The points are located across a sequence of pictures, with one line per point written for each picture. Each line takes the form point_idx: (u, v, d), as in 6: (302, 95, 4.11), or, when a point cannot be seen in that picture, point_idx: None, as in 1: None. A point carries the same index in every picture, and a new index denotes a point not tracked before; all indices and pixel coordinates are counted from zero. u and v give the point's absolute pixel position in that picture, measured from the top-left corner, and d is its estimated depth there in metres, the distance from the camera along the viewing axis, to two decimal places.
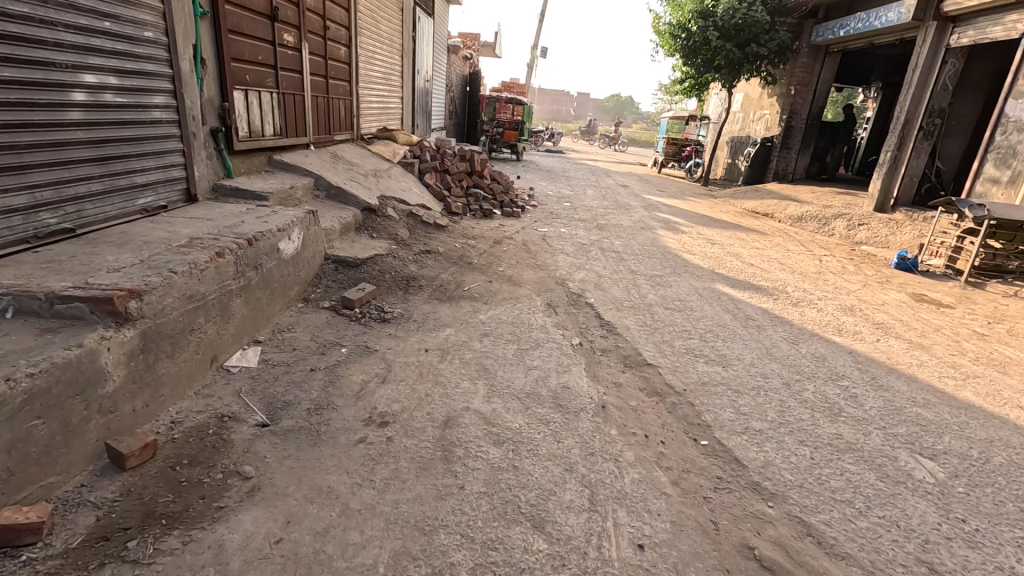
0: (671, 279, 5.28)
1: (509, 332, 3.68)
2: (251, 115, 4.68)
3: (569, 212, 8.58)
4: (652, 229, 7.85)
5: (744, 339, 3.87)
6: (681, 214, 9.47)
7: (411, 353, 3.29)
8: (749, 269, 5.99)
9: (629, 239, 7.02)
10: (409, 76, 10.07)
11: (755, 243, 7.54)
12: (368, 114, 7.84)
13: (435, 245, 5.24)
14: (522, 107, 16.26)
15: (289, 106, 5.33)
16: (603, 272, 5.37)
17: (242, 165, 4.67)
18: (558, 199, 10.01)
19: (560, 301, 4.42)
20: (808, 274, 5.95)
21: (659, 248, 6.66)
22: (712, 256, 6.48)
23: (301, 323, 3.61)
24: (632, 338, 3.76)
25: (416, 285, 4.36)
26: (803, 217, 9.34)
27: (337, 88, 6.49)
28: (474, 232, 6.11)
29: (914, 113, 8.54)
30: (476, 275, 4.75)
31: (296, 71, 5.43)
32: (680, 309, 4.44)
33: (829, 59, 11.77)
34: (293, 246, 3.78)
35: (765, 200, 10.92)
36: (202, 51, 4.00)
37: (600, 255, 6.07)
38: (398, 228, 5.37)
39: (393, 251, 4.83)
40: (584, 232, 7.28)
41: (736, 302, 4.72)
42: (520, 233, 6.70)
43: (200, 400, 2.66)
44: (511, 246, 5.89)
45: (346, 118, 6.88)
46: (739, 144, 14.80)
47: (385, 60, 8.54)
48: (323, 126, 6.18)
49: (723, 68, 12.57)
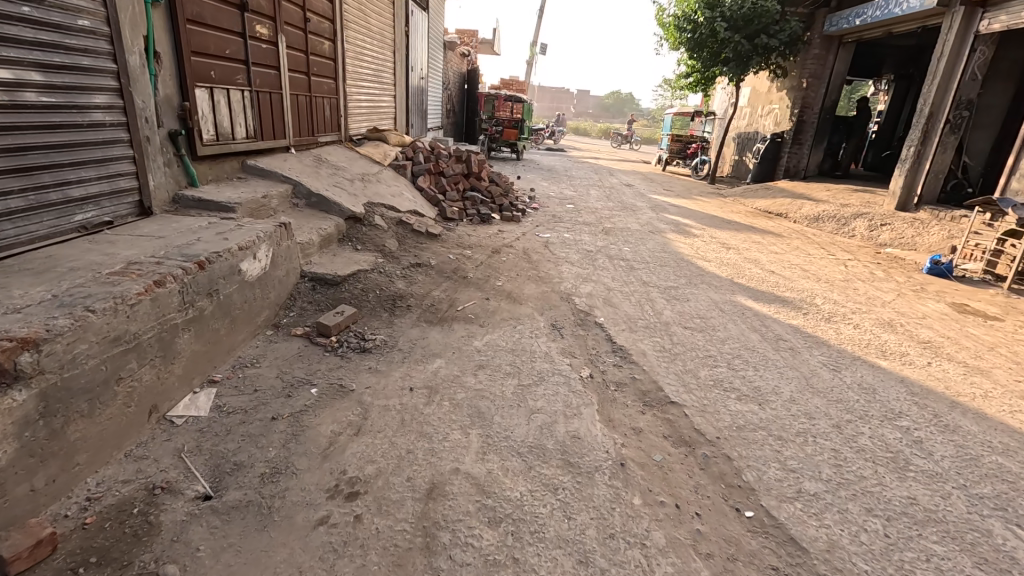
0: (687, 292, 4.78)
1: (508, 363, 3.19)
2: (217, 116, 4.19)
3: (572, 216, 8.06)
4: (661, 233, 7.33)
5: (778, 366, 3.38)
6: (691, 216, 8.96)
7: (393, 394, 2.79)
8: (770, 277, 5.48)
9: (638, 245, 6.52)
10: (402, 73, 9.59)
11: (772, 246, 7.03)
12: (357, 113, 7.36)
13: (426, 257, 4.74)
14: (522, 104, 15.73)
15: (264, 105, 4.83)
16: (612, 284, 4.87)
17: (208, 172, 4.19)
18: (561, 200, 9.50)
19: (565, 321, 3.93)
20: (837, 282, 5.43)
21: (671, 254, 6.15)
22: (729, 262, 5.97)
23: (267, 357, 3.12)
24: (650, 367, 3.27)
25: (404, 306, 3.87)
26: (820, 217, 8.82)
27: (320, 86, 6.00)
28: (470, 240, 5.61)
29: (939, 105, 8.01)
30: (472, 291, 4.26)
31: (272, 67, 4.94)
32: (699, 328, 3.94)
33: (842, 50, 11.24)
34: (259, 266, 3.30)
35: (778, 199, 10.41)
36: (155, 44, 3.51)
37: (608, 264, 5.56)
38: (386, 239, 4.88)
39: (379, 266, 4.34)
40: (589, 237, 6.78)
41: (763, 318, 4.22)
42: (521, 240, 6.19)
43: (131, 464, 2.18)
44: (511, 256, 5.39)
45: (331, 118, 6.39)
46: (747, 140, 14.26)
47: (375, 56, 8.06)
48: (305, 127, 5.69)
49: (730, 61, 12.04)
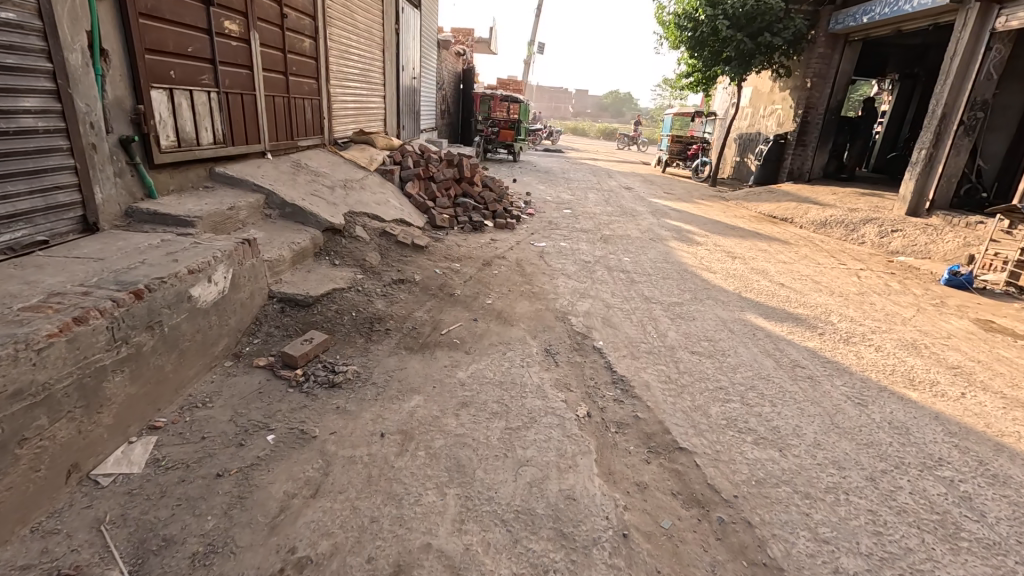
0: (694, 309, 4.43)
1: (495, 400, 2.83)
2: (178, 120, 3.82)
3: (570, 222, 7.71)
4: (663, 241, 6.99)
5: (797, 399, 3.02)
6: (693, 221, 8.62)
7: (362, 442, 2.44)
8: (780, 291, 5.13)
9: (639, 254, 6.17)
10: (392, 73, 9.23)
11: (780, 255, 6.68)
12: (342, 115, 7.00)
13: (410, 272, 4.39)
14: (518, 104, 15.39)
15: (234, 107, 4.46)
16: (612, 301, 4.51)
17: (168, 181, 3.82)
18: (557, 205, 9.15)
19: (560, 346, 3.58)
20: (850, 296, 5.08)
21: (673, 265, 5.79)
22: (735, 274, 5.62)
23: (222, 395, 2.76)
24: (655, 403, 2.91)
25: (382, 329, 3.51)
26: (827, 222, 8.48)
27: (300, 86, 5.63)
28: (460, 252, 5.26)
29: (953, 106, 7.68)
30: (459, 311, 3.90)
31: (243, 66, 4.57)
32: (707, 353, 3.59)
33: (848, 48, 10.89)
34: (215, 290, 2.93)
35: (782, 202, 10.07)
36: (101, 41, 3.14)
37: (607, 277, 5.21)
38: (367, 252, 4.52)
39: (357, 284, 3.98)
40: (587, 246, 6.42)
41: (776, 340, 3.87)
42: (515, 250, 5.84)
43: (36, 543, 1.82)
44: (502, 269, 5.03)
45: (312, 121, 6.03)
46: (749, 141, 13.92)
47: (362, 54, 7.69)
48: (282, 131, 5.33)
49: (732, 60, 11.71)
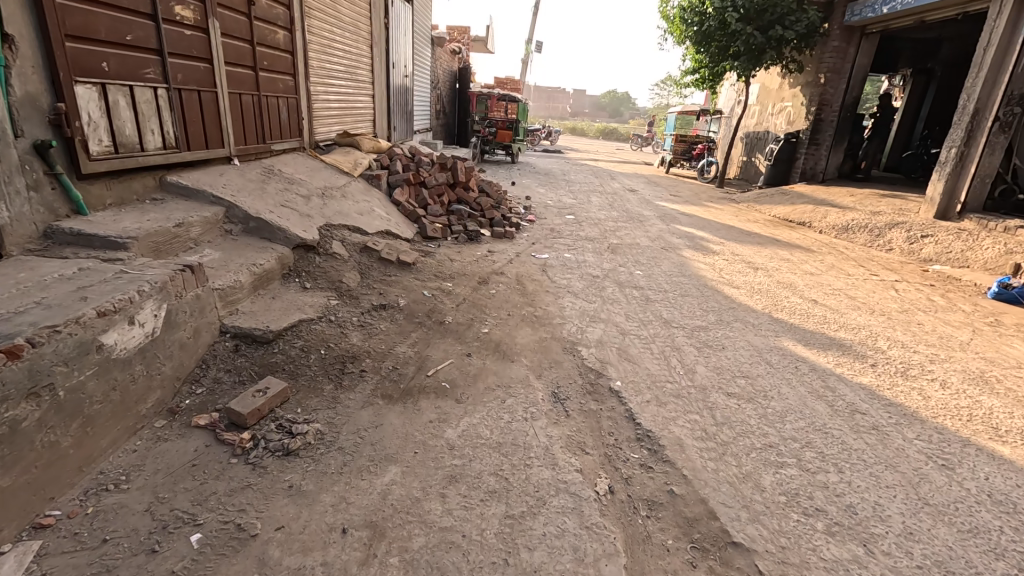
0: (721, 335, 3.84)
1: (491, 472, 2.24)
2: (113, 120, 3.21)
3: (573, 230, 7.12)
4: (676, 250, 6.39)
5: (867, 462, 2.44)
6: (705, 226, 8.04)
7: (315, 545, 1.84)
8: (814, 309, 4.55)
9: (651, 266, 5.59)
10: (381, 69, 8.64)
11: (805, 265, 6.09)
12: (324, 115, 6.40)
13: (393, 295, 3.80)
14: (516, 103, 14.80)
15: (188, 106, 3.86)
16: (627, 326, 3.92)
17: (104, 195, 3.22)
18: (559, 210, 8.57)
19: (570, 388, 2.99)
20: (894, 316, 4.49)
21: (691, 279, 5.21)
22: (760, 289, 5.04)
23: (144, 470, 2.16)
24: (693, 472, 2.32)
25: (356, 372, 2.92)
26: (849, 227, 7.91)
27: (272, 83, 5.03)
28: (453, 267, 4.67)
29: (987, 101, 7.09)
30: (449, 344, 3.31)
31: (201, 59, 3.97)
32: (746, 395, 3.00)
33: (865, 42, 10.30)
34: (140, 334, 2.33)
35: (797, 205, 9.49)
36: (2, 24, 2.54)
37: (620, 295, 4.62)
38: (344, 272, 3.93)
39: (330, 313, 3.38)
40: (593, 257, 5.83)
41: (824, 376, 3.28)
42: (514, 264, 5.25)
43: None
44: (500, 287, 4.44)
45: (288, 121, 5.43)
46: (757, 140, 13.36)
47: (347, 49, 7.08)
48: (251, 134, 4.73)
49: (741, 54, 11.13)
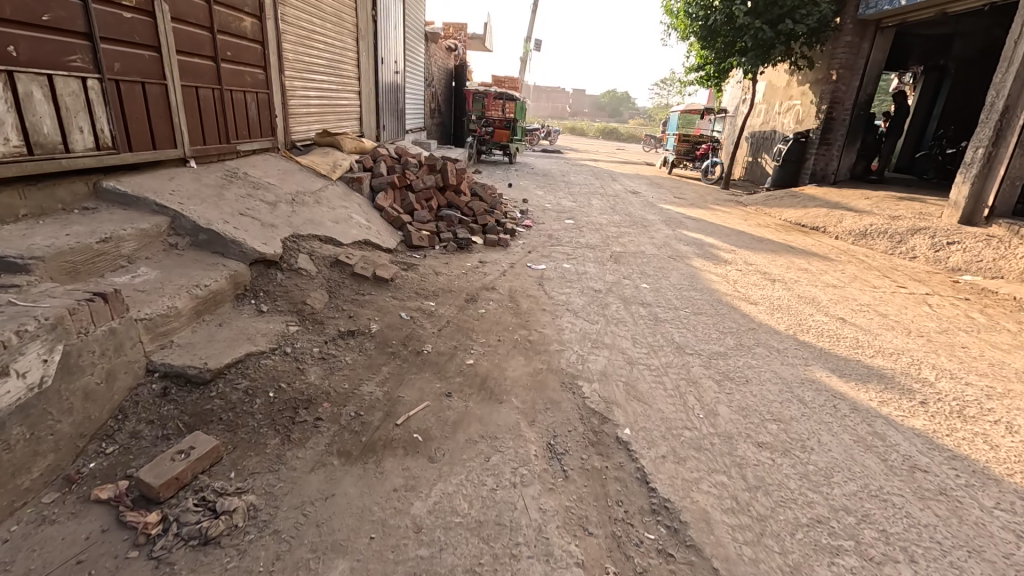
0: (743, 365, 3.34)
1: (467, 569, 1.74)
2: (24, 115, 2.70)
3: (573, 236, 6.63)
4: (684, 259, 5.90)
5: (942, 546, 1.94)
6: (713, 231, 7.54)
7: None
8: (843, 330, 4.05)
9: (658, 279, 5.09)
10: (369, 65, 8.13)
11: (825, 276, 5.60)
12: (302, 113, 5.90)
13: (365, 319, 3.29)
14: (514, 103, 14.51)
15: (129, 100, 3.35)
16: (635, 353, 3.42)
17: (16, 204, 2.72)
18: (557, 214, 8.06)
19: (569, 438, 2.48)
20: (934, 338, 3.99)
21: (703, 294, 4.71)
22: (780, 306, 4.54)
23: (11, 570, 1.65)
24: (725, 564, 1.81)
25: (310, 420, 2.41)
26: (867, 232, 7.40)
27: (237, 76, 4.53)
28: (437, 282, 4.16)
29: (1018, 98, 6.59)
30: (427, 381, 2.80)
31: (145, 46, 3.46)
32: (781, 446, 2.49)
33: (880, 36, 9.81)
34: (20, 387, 1.82)
35: (809, 208, 8.99)
36: None
37: (625, 314, 4.11)
38: (309, 292, 3.42)
39: (287, 344, 2.88)
40: (594, 268, 5.34)
41: (868, 419, 2.77)
42: (507, 277, 4.75)
43: None
44: (490, 306, 3.94)
45: (258, 119, 4.92)
46: (765, 140, 12.87)
47: (329, 42, 6.58)
48: (211, 132, 4.22)
49: (748, 50, 10.66)
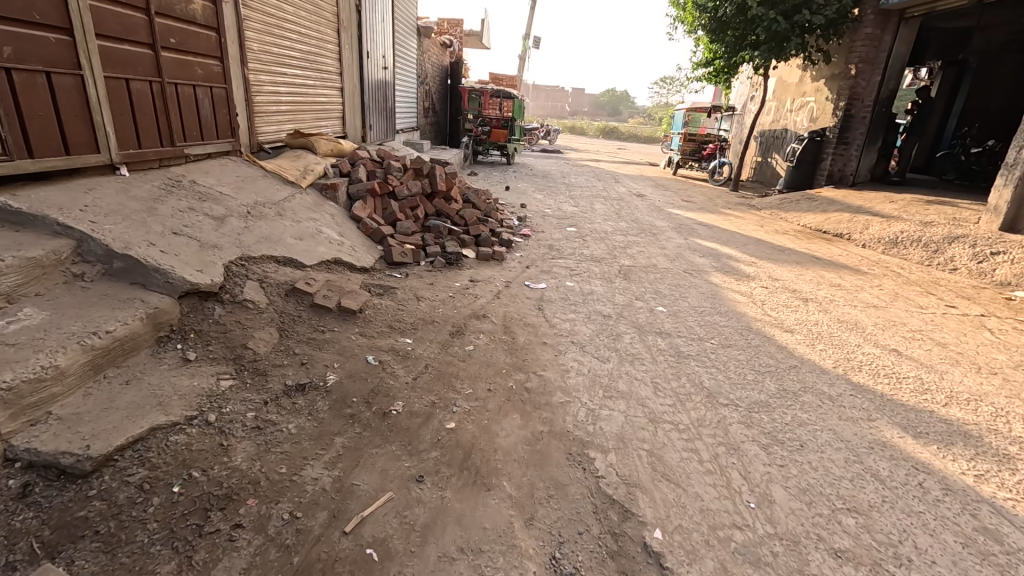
0: (791, 421, 2.69)
1: None
2: None
3: (575, 247, 5.98)
4: (701, 273, 5.24)
5: None
6: (728, 240, 6.90)
7: None
8: (901, 367, 3.39)
9: (675, 299, 4.43)
10: (352, 59, 7.47)
11: (863, 294, 4.94)
12: (271, 111, 5.25)
13: (322, 367, 2.64)
14: (510, 101, 14.09)
15: (27, 92, 2.69)
16: (657, 405, 2.76)
17: None
18: (558, 220, 7.41)
19: (581, 550, 1.82)
20: (1011, 377, 3.34)
21: (729, 319, 4.07)
22: (820, 334, 3.89)
23: None
24: None
25: (223, 531, 1.73)
26: (898, 240, 6.75)
27: (184, 67, 3.87)
28: (417, 310, 3.51)
29: None
30: (392, 459, 2.14)
31: (51, 27, 2.80)
32: (867, 557, 1.84)
33: (903, 26, 9.10)
34: None
35: (829, 212, 8.34)
36: None
37: (641, 349, 3.45)
38: (255, 331, 2.76)
39: (212, 409, 2.21)
40: (602, 286, 4.68)
41: (969, 506, 2.12)
42: (501, 300, 4.10)
43: None
44: (480, 341, 3.28)
45: (213, 117, 4.25)
46: (776, 139, 12.28)
47: (304, 32, 5.91)
48: (149, 133, 3.56)
49: (762, 44, 10.01)
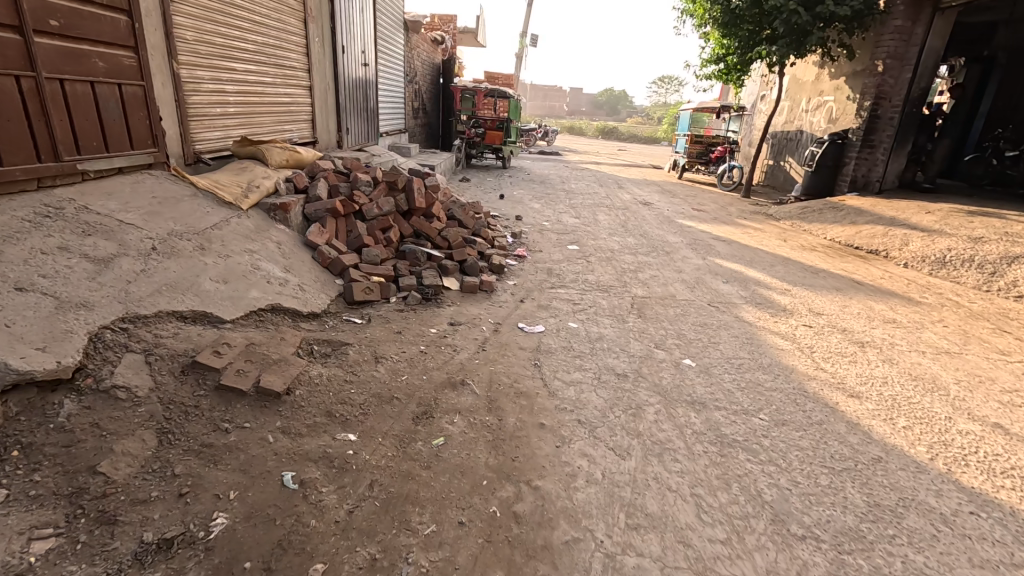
0: (904, 572, 1.83)
1: None
2: None
3: (578, 272, 5.12)
4: (730, 307, 4.40)
5: None
6: (751, 259, 6.07)
7: None
8: (1020, 460, 2.52)
9: (704, 347, 3.58)
10: (323, 54, 6.60)
11: (926, 333, 4.10)
12: (214, 113, 4.38)
13: (208, 502, 1.76)
14: (506, 99, 12.85)
15: None
16: (704, 545, 1.91)
17: None
18: (559, 236, 6.56)
19: None
20: None
21: (775, 377, 3.23)
22: (894, 399, 3.05)
23: None
24: None
25: None
26: (947, 260, 5.90)
27: (75, 58, 3.00)
28: (371, 381, 2.64)
29: None
30: None
31: None
32: None
33: (937, 18, 8.26)
34: None
35: (859, 225, 7.51)
36: None
37: (670, 433, 2.60)
38: (117, 439, 1.87)
39: None
40: (613, 328, 3.83)
41: None
42: (486, 355, 3.23)
43: None
44: (454, 429, 2.42)
45: (122, 122, 3.38)
46: (789, 142, 11.52)
47: (260, 20, 5.04)
48: (16, 143, 2.69)
49: (779, 37, 9.19)
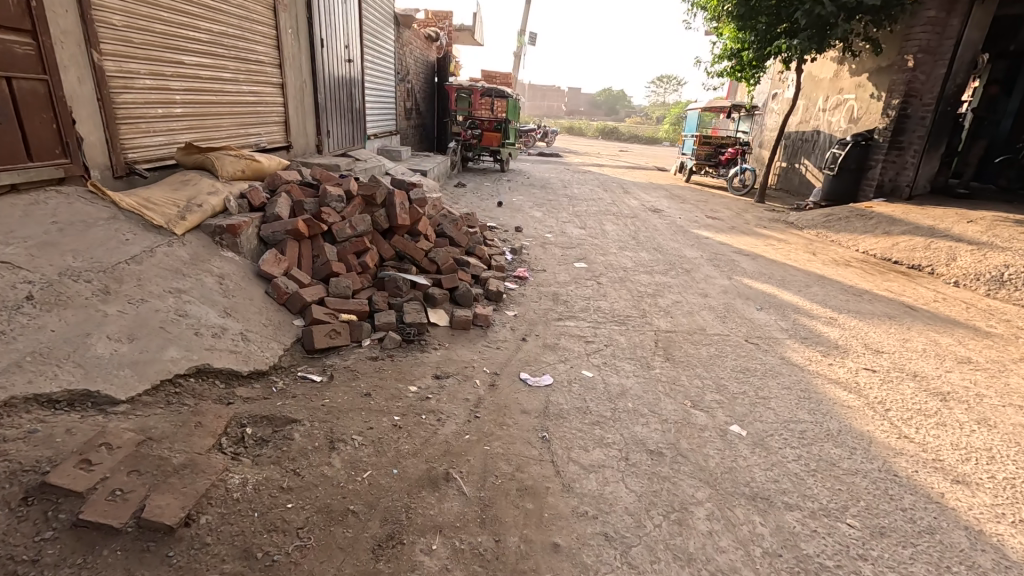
0: None
1: None
2: None
3: (590, 298, 4.39)
4: (772, 344, 3.68)
5: None
6: (782, 277, 5.37)
7: None
8: None
9: (753, 406, 2.86)
10: (298, 47, 5.86)
11: (1013, 379, 3.38)
12: (152, 115, 3.64)
13: None
14: (505, 99, 12.15)
15: None
16: None
17: None
18: (564, 251, 5.82)
19: None
20: None
21: (850, 451, 2.51)
22: (1013, 486, 2.33)
23: None
24: None
25: None
26: (1006, 277, 5.18)
27: None
28: (318, 484, 1.90)
29: None
30: None
31: None
32: None
33: (975, 10, 7.56)
34: None
35: (894, 235, 6.81)
36: None
37: (732, 556, 1.87)
38: None
39: None
40: (637, 379, 3.09)
41: None
42: (480, 426, 2.49)
43: None
44: (432, 565, 1.68)
45: (14, 125, 2.65)
46: (805, 143, 10.83)
47: (217, 7, 4.32)
48: None
49: (800, 30, 8.47)
